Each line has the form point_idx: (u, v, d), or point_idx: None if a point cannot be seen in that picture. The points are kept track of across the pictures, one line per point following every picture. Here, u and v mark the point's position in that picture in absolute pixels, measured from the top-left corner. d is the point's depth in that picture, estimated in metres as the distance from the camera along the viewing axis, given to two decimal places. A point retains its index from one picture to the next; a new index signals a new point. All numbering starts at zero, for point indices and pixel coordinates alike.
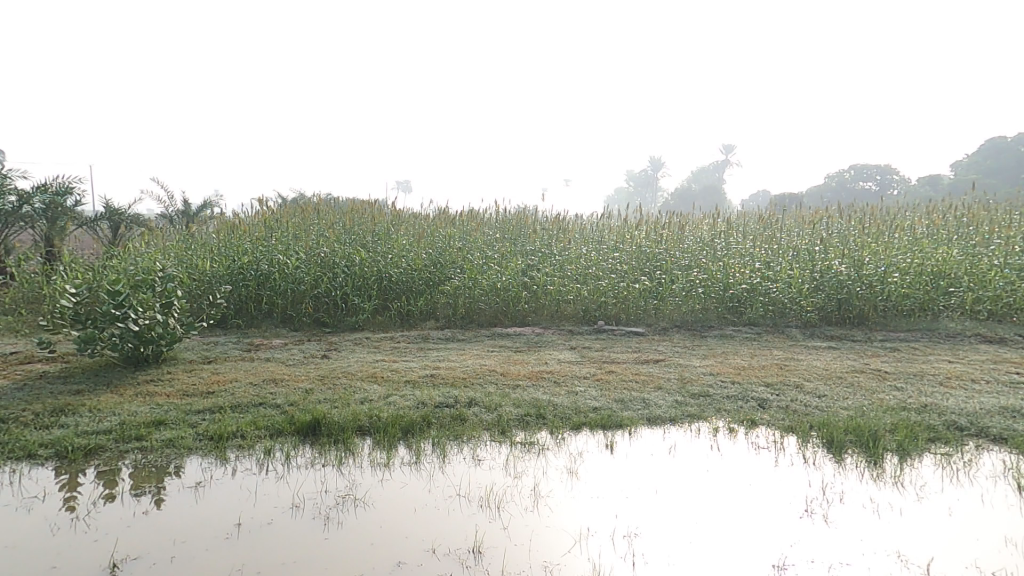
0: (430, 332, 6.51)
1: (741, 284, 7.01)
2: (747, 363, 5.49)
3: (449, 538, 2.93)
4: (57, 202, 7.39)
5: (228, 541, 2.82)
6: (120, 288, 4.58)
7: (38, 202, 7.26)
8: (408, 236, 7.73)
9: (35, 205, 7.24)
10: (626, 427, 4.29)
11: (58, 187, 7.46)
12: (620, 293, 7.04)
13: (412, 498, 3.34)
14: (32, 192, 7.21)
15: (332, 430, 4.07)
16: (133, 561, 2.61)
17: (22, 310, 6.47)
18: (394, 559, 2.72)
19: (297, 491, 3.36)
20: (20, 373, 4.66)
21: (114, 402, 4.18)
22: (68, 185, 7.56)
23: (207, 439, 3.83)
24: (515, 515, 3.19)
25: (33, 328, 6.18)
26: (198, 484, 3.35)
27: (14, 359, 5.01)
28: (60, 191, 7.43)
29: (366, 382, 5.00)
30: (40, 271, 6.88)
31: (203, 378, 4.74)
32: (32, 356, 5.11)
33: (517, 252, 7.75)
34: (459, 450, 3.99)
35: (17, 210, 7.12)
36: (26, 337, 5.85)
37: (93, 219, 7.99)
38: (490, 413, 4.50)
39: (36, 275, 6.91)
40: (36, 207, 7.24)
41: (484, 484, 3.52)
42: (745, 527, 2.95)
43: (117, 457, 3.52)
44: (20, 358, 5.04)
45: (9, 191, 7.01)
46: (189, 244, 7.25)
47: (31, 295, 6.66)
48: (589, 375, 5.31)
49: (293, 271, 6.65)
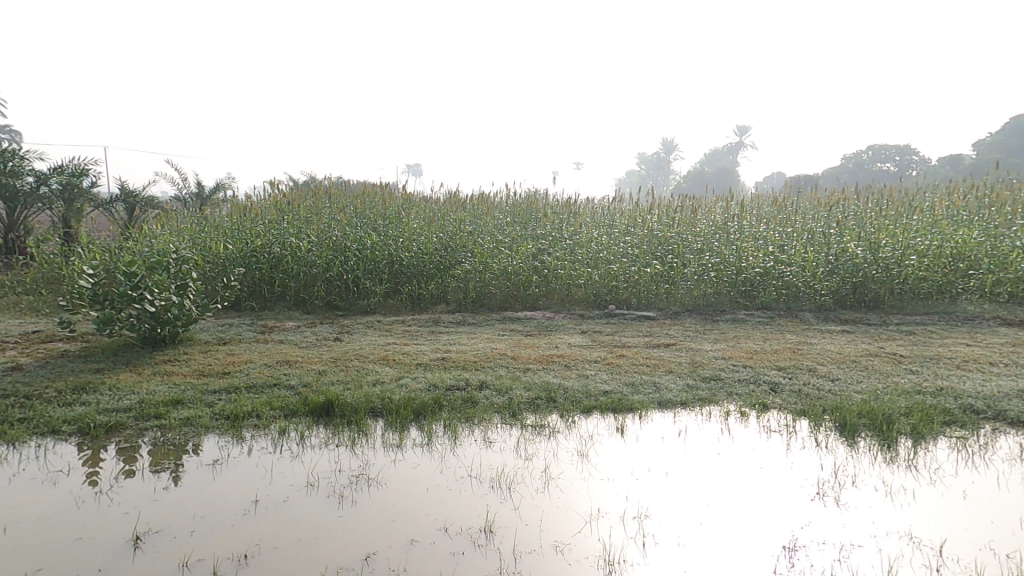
0: (441, 316, 6.52)
1: (754, 267, 6.94)
2: (759, 347, 5.46)
3: (460, 517, 2.99)
4: (73, 183, 7.48)
5: (246, 517, 2.91)
6: (136, 270, 4.56)
7: (55, 183, 7.37)
8: (419, 220, 7.74)
9: (52, 186, 7.37)
10: (636, 411, 4.31)
11: (75, 168, 7.55)
12: (632, 277, 6.98)
13: (423, 479, 3.41)
14: (48, 172, 7.33)
15: (345, 411, 4.16)
16: (155, 534, 2.70)
17: (42, 290, 6.50)
18: (406, 537, 2.79)
19: (312, 470, 3.44)
20: (42, 352, 4.72)
21: (133, 380, 4.24)
22: (84, 166, 7.64)
23: (224, 419, 3.92)
24: (526, 496, 3.24)
25: (54, 308, 6.23)
26: (216, 462, 3.43)
27: (35, 338, 5.08)
28: (75, 172, 7.51)
29: (378, 364, 5.07)
30: (59, 252, 6.95)
31: (219, 359, 4.80)
32: (54, 335, 5.17)
33: (527, 236, 7.71)
34: (469, 432, 4.05)
35: (34, 190, 7.25)
36: (47, 318, 5.89)
37: (109, 201, 8.06)
38: (501, 396, 4.55)
39: (56, 255, 6.99)
40: (53, 187, 7.37)
41: (495, 466, 3.58)
42: (755, 509, 2.97)
43: (137, 434, 3.60)
44: (41, 337, 5.11)
45: (25, 172, 7.14)
46: (203, 227, 7.26)
47: (51, 276, 6.71)
48: (600, 358, 5.32)
49: (305, 254, 6.66)
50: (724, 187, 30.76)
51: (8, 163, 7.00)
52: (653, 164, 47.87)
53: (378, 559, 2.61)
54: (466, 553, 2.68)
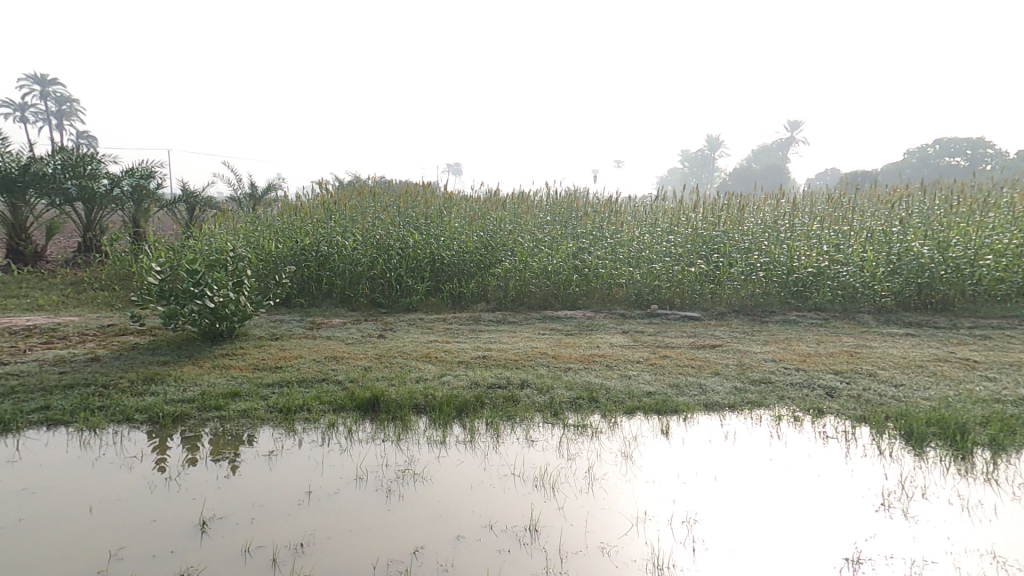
0: (481, 314, 6.55)
1: (807, 267, 6.71)
2: (812, 350, 5.25)
3: (505, 515, 3.01)
4: (142, 184, 7.95)
5: (301, 507, 3.00)
6: (197, 267, 4.78)
7: (126, 184, 7.84)
8: (460, 219, 7.83)
9: (124, 187, 7.84)
10: (681, 412, 4.22)
11: (143, 171, 8.01)
12: (675, 277, 6.84)
13: (467, 476, 3.44)
14: (121, 175, 7.80)
15: (390, 407, 4.24)
16: (219, 520, 2.82)
17: (116, 287, 6.75)
18: (453, 533, 2.82)
19: (360, 464, 3.52)
20: (116, 344, 4.93)
21: (195, 372, 4.44)
22: (151, 168, 8.08)
23: (277, 411, 4.06)
24: (570, 496, 3.23)
25: (126, 302, 6.41)
26: (271, 453, 3.56)
27: (110, 330, 5.29)
28: (144, 175, 7.97)
29: (420, 361, 5.15)
30: (129, 250, 7.30)
31: (272, 354, 4.97)
32: (126, 328, 5.39)
33: (567, 235, 7.67)
34: (511, 430, 4.05)
35: (109, 192, 7.72)
36: (120, 311, 6.09)
37: (172, 202, 8.46)
38: (542, 395, 4.54)
39: (126, 253, 7.33)
40: (125, 189, 7.85)
41: (538, 465, 3.57)
42: (814, 519, 2.86)
43: (200, 424, 3.77)
44: (115, 330, 5.31)
45: (101, 175, 7.61)
46: (256, 225, 7.52)
47: (123, 273, 6.98)
48: (642, 359, 5.24)
49: (351, 253, 6.82)
50: (772, 184, 29.62)
51: (87, 168, 7.39)
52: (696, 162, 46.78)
53: (427, 552, 2.65)
54: (512, 551, 2.69)
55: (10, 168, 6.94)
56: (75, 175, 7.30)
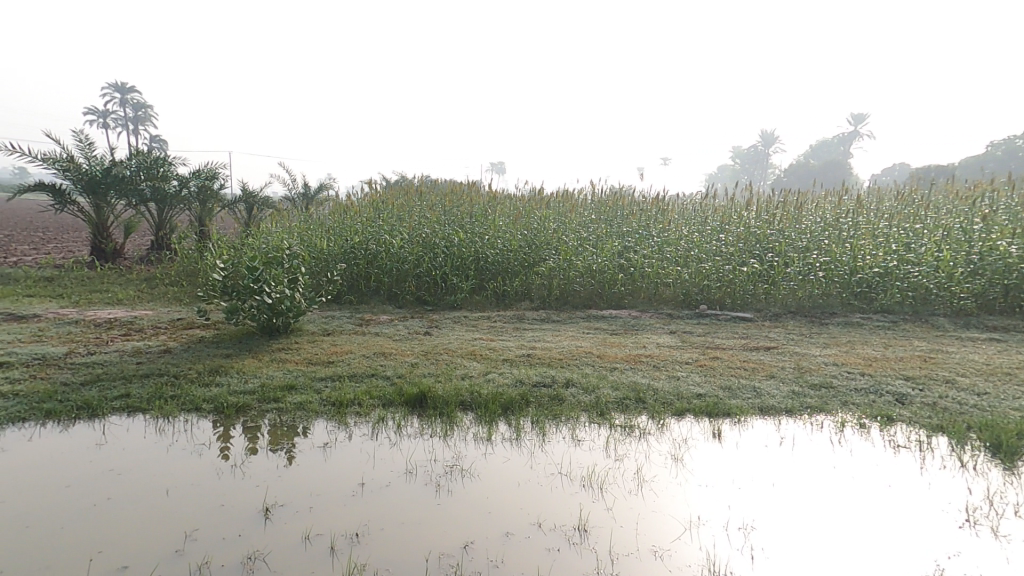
0: (525, 313, 6.53)
1: (873, 267, 6.40)
2: (879, 354, 4.96)
3: (554, 514, 2.98)
4: (207, 185, 8.34)
5: (355, 498, 3.07)
6: (256, 265, 4.97)
7: (193, 185, 8.26)
8: (504, 218, 7.86)
9: (191, 188, 8.26)
10: (734, 416, 4.08)
11: (208, 172, 8.38)
12: (726, 277, 6.62)
13: (515, 473, 3.42)
14: (189, 176, 8.24)
15: (437, 403, 4.28)
16: (281, 507, 2.91)
17: (184, 282, 7.13)
18: (502, 530, 2.82)
19: (410, 458, 3.57)
20: (184, 336, 5.19)
21: (255, 365, 4.62)
22: (214, 168, 8.44)
23: (331, 405, 4.17)
24: (620, 497, 3.16)
25: (193, 297, 6.72)
26: (325, 445, 3.66)
27: (179, 323, 5.59)
28: (209, 176, 8.36)
29: (466, 358, 5.18)
30: (195, 247, 7.67)
31: (324, 349, 5.11)
32: (192, 322, 5.67)
33: (612, 234, 7.57)
34: (557, 429, 4.02)
35: (178, 193, 8.16)
36: (188, 305, 6.40)
37: (233, 202, 8.85)
38: (588, 394, 4.47)
39: (192, 250, 7.72)
40: (192, 189, 8.27)
41: (585, 465, 3.52)
42: (887, 532, 2.69)
43: (260, 415, 3.92)
44: (183, 323, 5.60)
45: (172, 176, 8.07)
46: (309, 224, 7.76)
47: (189, 270, 7.34)
48: (691, 360, 5.09)
49: (398, 251, 6.95)
50: (833, 181, 28.17)
51: (160, 169, 7.92)
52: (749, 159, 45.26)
53: (477, 548, 2.66)
54: (562, 550, 2.66)
55: (94, 170, 7.51)
56: (148, 176, 7.84)
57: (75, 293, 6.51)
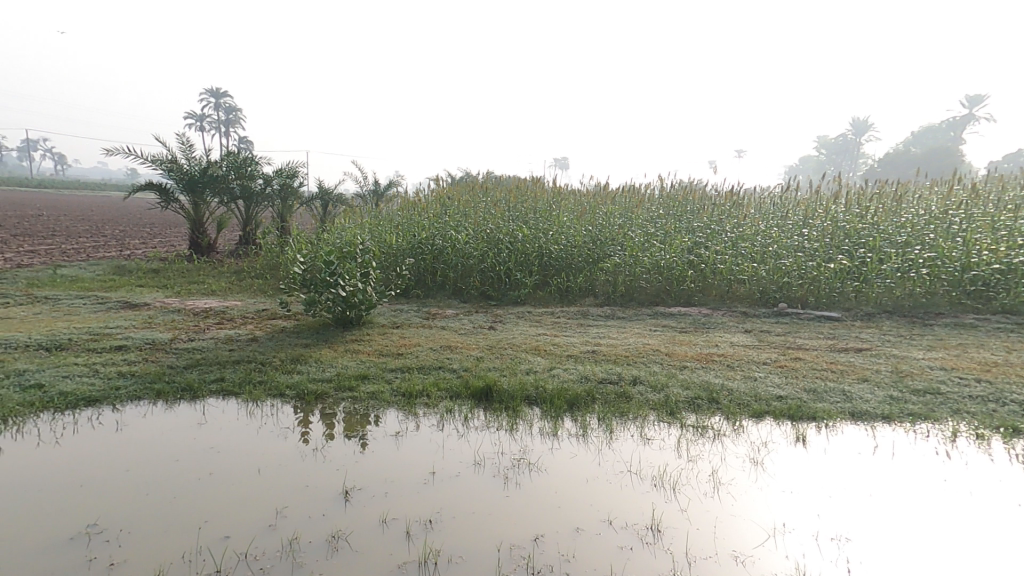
0: (589, 309, 6.42)
1: (990, 265, 5.87)
2: (995, 359, 4.44)
3: (626, 512, 2.88)
4: (288, 184, 8.88)
5: (427, 486, 3.11)
6: (332, 259, 5.20)
7: (276, 184, 8.83)
8: (568, 213, 7.79)
9: (274, 186, 8.83)
10: (821, 420, 3.78)
11: (288, 171, 8.90)
12: (809, 274, 6.20)
13: (583, 469, 3.35)
14: (272, 175, 8.80)
15: (503, 397, 4.28)
16: (359, 491, 3.00)
17: (268, 275, 7.59)
18: (572, 525, 2.76)
19: (477, 450, 3.58)
20: (269, 326, 5.53)
21: (331, 355, 4.84)
22: (294, 168, 8.95)
23: (401, 395, 4.27)
24: (694, 499, 3.00)
25: (275, 289, 7.15)
26: (397, 433, 3.75)
27: (263, 314, 5.95)
28: (289, 175, 8.88)
29: (530, 353, 5.16)
30: (277, 243, 8.17)
31: (394, 341, 5.26)
32: (276, 312, 6.03)
33: (681, 229, 7.32)
34: (625, 427, 3.89)
35: (263, 191, 8.75)
36: (271, 296, 6.81)
37: (310, 199, 9.39)
38: (657, 393, 4.31)
39: (275, 244, 8.23)
40: (275, 188, 8.84)
41: (656, 464, 3.38)
42: (1014, 555, 2.38)
43: (336, 403, 4.09)
44: (267, 314, 5.96)
45: (257, 176, 8.66)
46: (380, 220, 8.02)
47: (272, 263, 7.80)
48: (770, 361, 4.78)
49: (463, 246, 7.05)
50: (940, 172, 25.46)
51: (248, 169, 8.51)
52: (836, 146, 42.28)
53: (548, 542, 2.61)
54: (636, 550, 2.57)
55: (193, 170, 8.21)
56: (238, 176, 8.47)
57: (177, 284, 7.11)
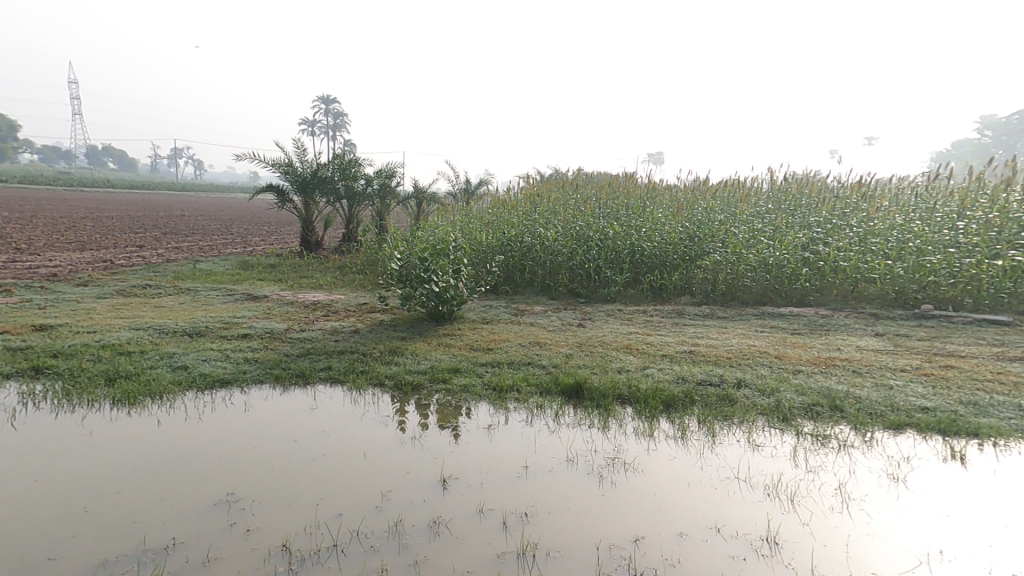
0: (685, 307, 6.07)
1: None
2: None
3: (738, 521, 2.62)
4: (387, 183, 9.46)
5: (522, 479, 3.05)
6: (426, 256, 5.38)
7: (376, 184, 9.43)
8: (663, 210, 7.49)
9: (375, 185, 9.44)
10: (981, 438, 3.23)
11: (387, 171, 9.48)
12: (965, 271, 5.58)
13: (685, 472, 3.11)
14: (373, 175, 9.41)
15: (594, 395, 4.12)
16: (455, 480, 3.01)
17: (368, 270, 8.07)
18: (675, 529, 2.56)
19: (569, 446, 3.46)
20: (369, 319, 5.84)
21: (425, 348, 4.98)
22: (392, 168, 9.51)
23: (491, 389, 4.28)
24: (818, 513, 2.66)
25: (373, 284, 7.56)
26: (489, 426, 3.74)
27: (364, 307, 6.30)
28: (388, 175, 9.45)
29: (621, 351, 4.95)
30: (376, 240, 8.68)
31: (484, 336, 5.31)
32: (375, 306, 6.35)
33: (794, 224, 6.78)
34: (729, 432, 3.57)
35: (364, 190, 9.38)
36: (370, 291, 7.21)
37: (406, 198, 9.92)
38: (766, 397, 3.91)
39: (373, 242, 8.75)
40: (375, 187, 9.45)
41: (770, 472, 3.05)
42: None
43: (430, 394, 4.19)
44: (367, 308, 6.29)
45: (360, 176, 9.30)
46: (469, 218, 8.18)
47: (371, 259, 8.29)
48: (908, 368, 4.18)
49: (553, 244, 6.99)
50: None
51: (353, 170, 9.17)
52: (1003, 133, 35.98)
53: (649, 544, 2.44)
54: (751, 561, 2.32)
55: (305, 172, 8.97)
56: (344, 177, 9.15)
57: (290, 278, 7.76)
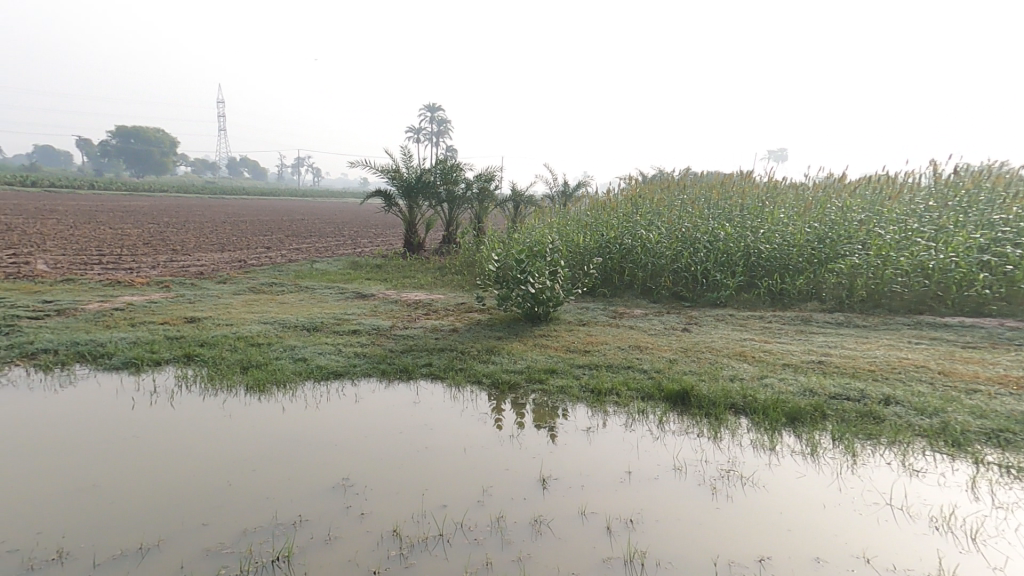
0: (812, 314, 5.46)
1: None
2: None
3: (893, 554, 2.20)
4: (485, 186, 9.82)
5: (624, 485, 2.84)
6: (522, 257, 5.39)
7: (475, 187, 9.83)
8: (787, 209, 6.87)
9: (474, 188, 9.84)
10: None
11: (487, 175, 9.84)
12: None
13: (818, 492, 2.70)
14: (473, 179, 9.82)
15: (703, 402, 3.77)
16: (553, 480, 2.88)
17: (466, 272, 8.32)
18: (811, 555, 2.21)
19: (677, 455, 3.18)
20: (467, 318, 5.96)
21: (521, 348, 4.95)
22: (491, 171, 9.84)
23: (590, 392, 4.10)
24: (1012, 557, 2.16)
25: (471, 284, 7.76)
26: (588, 429, 3.57)
27: (461, 307, 6.45)
28: (487, 179, 9.80)
29: (734, 359, 4.52)
30: (474, 241, 8.94)
31: (581, 338, 5.16)
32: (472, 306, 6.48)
33: (967, 223, 5.97)
34: (874, 453, 3.05)
35: (464, 193, 9.83)
36: (469, 291, 7.39)
37: (505, 201, 10.19)
38: (924, 417, 3.31)
39: (471, 242, 9.03)
40: (474, 190, 9.84)
41: (933, 503, 2.55)
42: None
43: (525, 394, 4.12)
44: (464, 308, 6.43)
45: (461, 180, 9.76)
46: (567, 220, 8.12)
47: (470, 259, 8.52)
48: None
49: (655, 245, 6.67)
50: None
51: (454, 174, 9.66)
52: None
53: (778, 567, 2.13)
54: None
55: (411, 177, 9.60)
56: (446, 180, 9.68)
57: (395, 278, 8.22)
